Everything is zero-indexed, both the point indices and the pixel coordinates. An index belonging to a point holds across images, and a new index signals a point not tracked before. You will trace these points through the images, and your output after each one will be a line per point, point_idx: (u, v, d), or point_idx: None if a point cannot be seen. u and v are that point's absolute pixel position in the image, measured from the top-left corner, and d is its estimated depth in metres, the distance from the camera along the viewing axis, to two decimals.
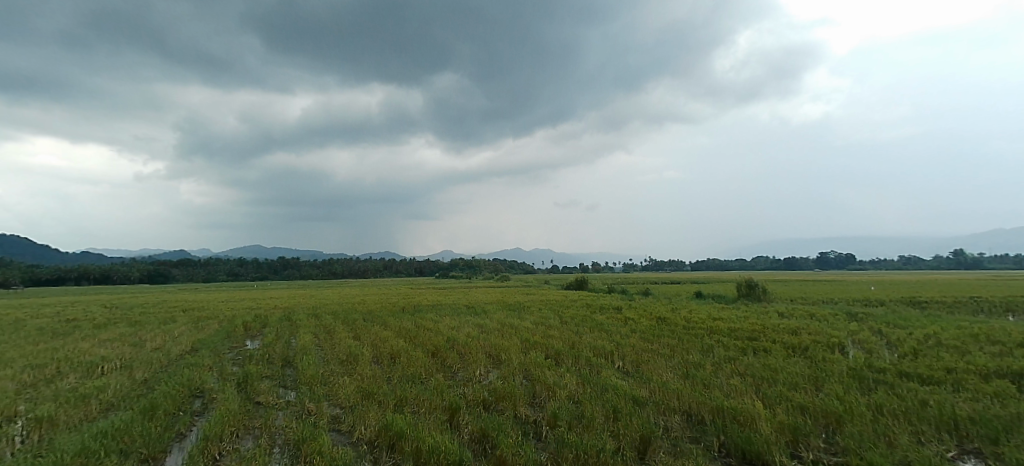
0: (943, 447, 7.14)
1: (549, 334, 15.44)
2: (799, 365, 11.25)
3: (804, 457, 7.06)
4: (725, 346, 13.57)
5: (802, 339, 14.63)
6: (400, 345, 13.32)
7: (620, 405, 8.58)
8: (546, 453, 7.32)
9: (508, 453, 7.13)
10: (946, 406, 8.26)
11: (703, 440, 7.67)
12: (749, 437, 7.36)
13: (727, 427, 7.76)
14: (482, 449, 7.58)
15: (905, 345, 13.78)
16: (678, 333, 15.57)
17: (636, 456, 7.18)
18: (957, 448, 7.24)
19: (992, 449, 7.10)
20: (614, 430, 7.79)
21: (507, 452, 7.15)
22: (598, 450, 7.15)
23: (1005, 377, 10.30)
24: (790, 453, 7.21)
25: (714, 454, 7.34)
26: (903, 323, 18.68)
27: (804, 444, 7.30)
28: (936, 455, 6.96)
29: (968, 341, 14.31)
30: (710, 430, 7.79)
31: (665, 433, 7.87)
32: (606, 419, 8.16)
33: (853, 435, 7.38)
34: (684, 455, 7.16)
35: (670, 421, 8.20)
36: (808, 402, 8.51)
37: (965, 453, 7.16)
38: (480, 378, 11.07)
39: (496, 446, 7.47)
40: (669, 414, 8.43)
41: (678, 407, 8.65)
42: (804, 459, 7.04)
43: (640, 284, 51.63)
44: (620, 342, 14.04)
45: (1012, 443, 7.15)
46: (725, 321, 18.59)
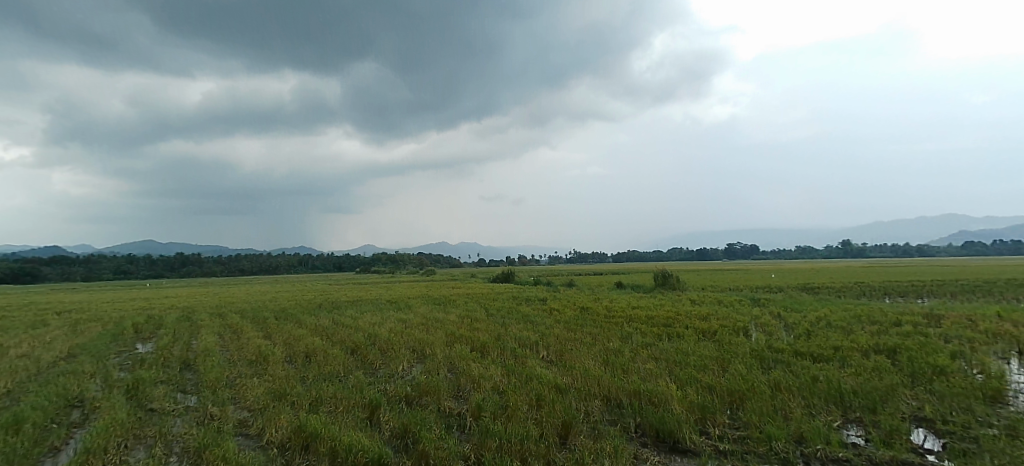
0: (830, 418, 7.83)
1: (474, 327, 15.46)
2: (709, 348, 11.96)
3: (711, 433, 7.51)
4: (642, 332, 14.19)
5: (712, 324, 15.57)
6: (316, 343, 12.80)
7: (544, 393, 8.73)
8: (470, 444, 7.31)
9: (431, 447, 7.04)
10: (833, 381, 9.09)
11: (621, 422, 7.97)
12: (663, 417, 7.72)
13: (643, 409, 8.11)
14: (404, 444, 7.45)
15: (800, 327, 15.05)
16: (599, 322, 16.08)
17: (558, 441, 7.30)
18: (843, 418, 7.97)
19: (870, 417, 7.88)
20: (537, 418, 7.89)
21: (429, 446, 7.06)
22: (521, 438, 7.22)
23: (882, 354, 11.51)
24: (700, 430, 7.64)
25: (631, 435, 7.63)
26: (800, 307, 20.41)
27: (712, 421, 7.77)
28: (825, 425, 7.62)
29: (853, 322, 15.85)
30: (627, 413, 8.11)
31: (586, 417, 8.10)
32: (530, 408, 8.27)
33: (754, 410, 7.96)
34: (602, 438, 7.38)
35: (590, 405, 8.46)
36: (716, 382, 9.07)
37: (849, 422, 7.90)
38: (403, 373, 10.89)
39: (417, 441, 7.36)
40: (590, 399, 8.69)
41: (598, 391, 8.93)
42: (711, 435, 7.48)
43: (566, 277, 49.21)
44: (545, 332, 14.26)
45: (887, 411, 7.97)
46: (643, 309, 19.45)
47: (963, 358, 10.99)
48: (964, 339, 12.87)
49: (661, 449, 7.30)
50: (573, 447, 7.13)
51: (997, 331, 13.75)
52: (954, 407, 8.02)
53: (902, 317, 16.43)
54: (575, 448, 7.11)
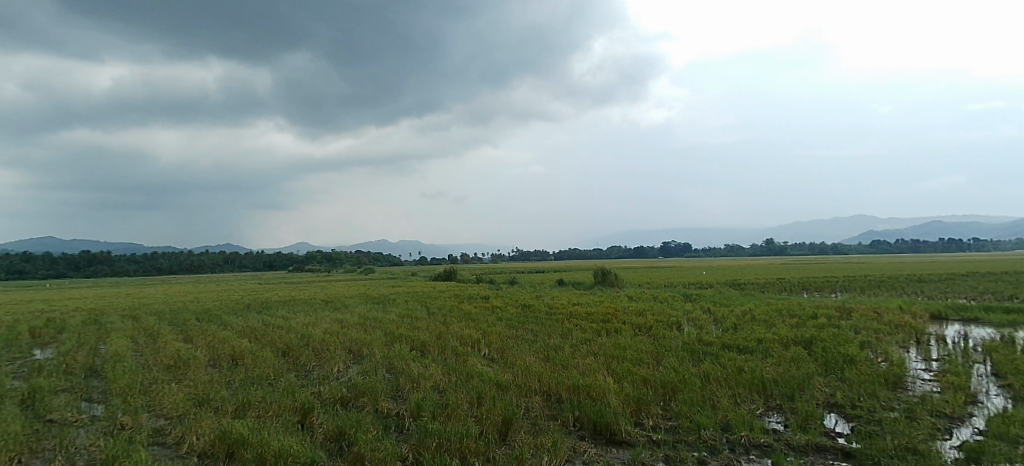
0: (754, 406, 8.26)
1: (414, 326, 15.22)
2: (644, 342, 12.35)
3: (645, 424, 7.74)
4: (582, 329, 14.48)
5: (647, 319, 16.10)
6: (243, 345, 12.21)
7: (484, 391, 8.71)
8: (408, 444, 7.17)
9: (366, 449, 6.85)
10: (757, 371, 9.60)
11: (560, 417, 8.06)
12: (600, 410, 7.87)
13: (581, 403, 8.25)
14: (338, 447, 7.23)
15: (728, 320, 15.85)
16: (540, 319, 16.27)
17: (497, 438, 7.27)
18: (765, 406, 8.44)
19: (789, 404, 8.38)
20: (477, 416, 7.84)
21: (365, 448, 6.88)
22: (459, 436, 7.12)
23: (800, 344, 12.30)
24: (634, 422, 7.86)
25: (570, 429, 7.75)
26: (728, 302, 21.45)
27: (646, 413, 8.01)
28: (749, 412, 8.03)
29: (776, 316, 16.80)
30: (566, 407, 8.22)
31: (525, 413, 8.13)
32: (470, 406, 8.21)
33: (685, 400, 8.27)
34: (541, 433, 7.42)
35: (530, 401, 8.52)
36: (650, 375, 9.36)
37: (770, 410, 8.38)
38: (339, 374, 10.58)
39: (353, 443, 7.17)
40: (530, 395, 8.76)
41: (539, 387, 9.02)
42: (645, 426, 7.71)
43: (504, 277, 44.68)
44: (486, 330, 14.26)
45: (803, 398, 8.50)
46: (582, 305, 19.86)
47: (870, 348, 11.89)
48: (872, 330, 13.94)
49: (598, 442, 7.42)
50: (513, 444, 7.11)
51: (899, 322, 15.04)
52: (861, 393, 8.68)
53: (819, 310, 17.64)
54: (514, 444, 7.10)
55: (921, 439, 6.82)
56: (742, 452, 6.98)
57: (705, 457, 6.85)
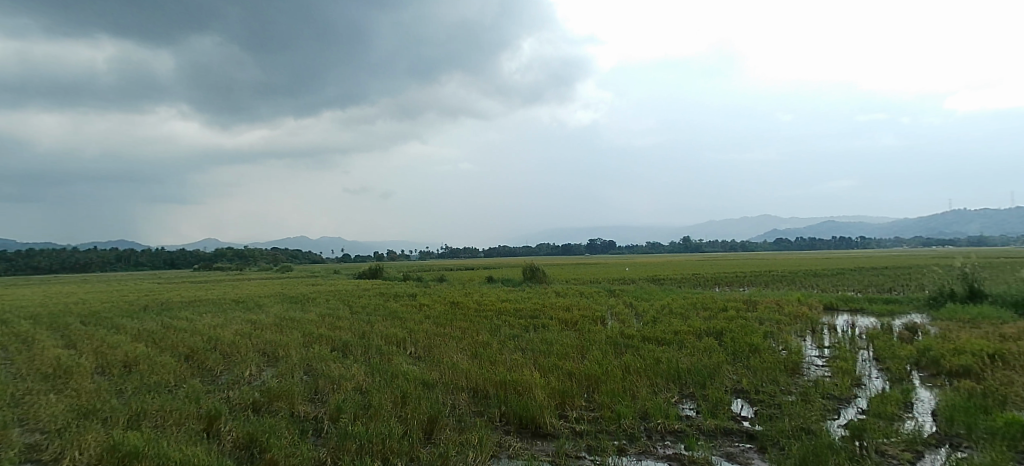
0: (670, 395, 8.60)
1: (335, 326, 14.64)
2: (570, 337, 12.56)
3: (569, 416, 7.82)
4: (510, 325, 14.53)
5: (573, 314, 16.44)
6: (139, 351, 11.20)
7: (409, 390, 8.45)
8: (326, 448, 6.77)
9: (280, 454, 6.44)
10: (673, 362, 10.02)
11: (486, 413, 7.98)
12: (526, 404, 7.83)
13: (508, 398, 8.20)
14: (249, 455, 6.75)
15: (648, 314, 16.51)
16: (468, 316, 16.17)
17: (422, 437, 7.00)
18: (680, 394, 8.82)
19: (702, 391, 8.79)
20: (401, 414, 7.55)
21: (278, 454, 6.47)
22: (382, 436, 6.77)
23: (712, 336, 13.02)
24: (559, 414, 7.92)
25: (496, 424, 7.68)
26: (648, 296, 22.34)
27: (570, 405, 8.09)
28: (665, 400, 8.34)
29: (692, 309, 17.67)
30: (493, 403, 8.15)
31: (452, 411, 7.97)
32: (394, 405, 7.90)
33: (607, 391, 8.45)
34: (467, 428, 7.23)
35: (456, 399, 8.38)
36: (574, 368, 9.52)
37: (684, 397, 8.77)
38: (251, 378, 9.95)
39: (265, 450, 6.71)
40: (456, 393, 8.64)
41: (466, 385, 8.91)
42: (569, 418, 7.78)
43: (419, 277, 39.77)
44: (411, 328, 13.95)
45: (714, 385, 8.96)
46: (510, 302, 19.98)
47: (772, 337, 12.78)
48: (774, 321, 15.00)
49: (523, 436, 7.39)
50: (437, 441, 6.88)
51: (799, 313, 16.34)
52: (765, 378, 9.28)
53: (729, 303, 18.81)
54: (438, 440, 6.88)
55: (814, 419, 7.36)
56: (658, 439, 7.19)
57: (625, 445, 6.98)
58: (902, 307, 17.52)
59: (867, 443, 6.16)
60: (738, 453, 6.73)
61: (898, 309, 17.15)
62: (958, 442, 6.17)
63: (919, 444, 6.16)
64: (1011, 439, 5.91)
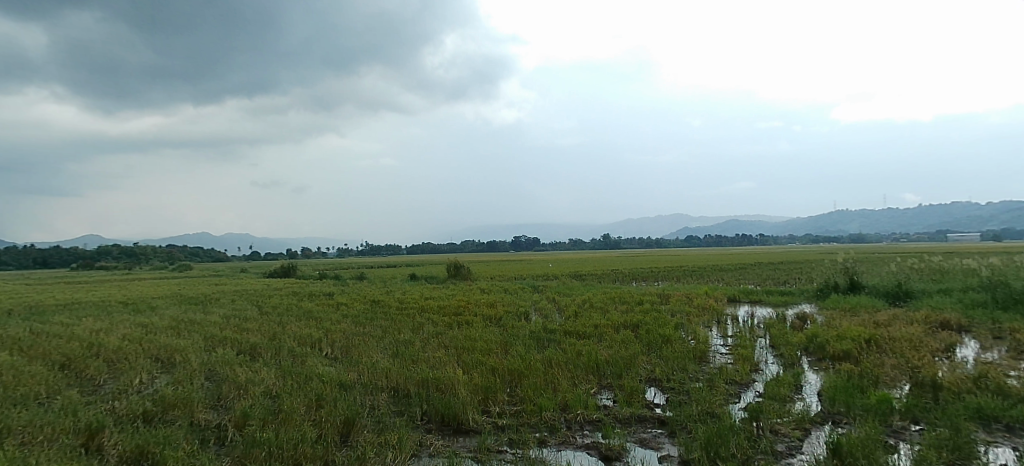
0: (590, 386, 8.78)
1: (243, 327, 13.72)
2: (494, 333, 12.55)
3: (492, 411, 7.75)
4: (433, 322, 14.30)
5: (497, 310, 16.48)
6: (3, 360, 9.87)
7: (324, 392, 8.04)
8: (231, 457, 6.28)
9: None
10: (593, 354, 10.27)
11: (407, 412, 7.76)
12: (448, 401, 7.68)
13: (429, 396, 8.01)
14: None
15: (570, 309, 16.88)
16: (389, 314, 15.73)
17: (337, 439, 6.63)
18: (599, 385, 9.04)
19: (619, 381, 9.06)
20: (314, 418, 7.14)
21: None
22: (293, 440, 6.34)
23: (630, 328, 13.51)
24: (482, 410, 7.83)
25: (417, 423, 7.47)
26: (569, 292, 22.84)
27: (493, 400, 8.03)
28: (586, 392, 8.51)
29: (611, 303, 18.25)
30: (414, 402, 7.94)
31: (370, 411, 7.66)
32: (307, 409, 7.48)
33: (529, 385, 8.50)
34: (385, 428, 6.97)
35: (375, 399, 8.08)
36: (497, 364, 9.51)
37: (602, 388, 9.01)
38: (141, 386, 9.08)
39: (157, 463, 6.11)
40: (374, 393, 8.34)
41: (386, 385, 8.63)
42: (492, 413, 7.72)
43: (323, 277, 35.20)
44: (327, 329, 13.34)
45: (630, 375, 9.27)
46: (433, 299, 19.69)
47: (683, 329, 13.45)
48: (685, 313, 15.85)
49: (445, 433, 7.23)
50: (354, 443, 6.56)
51: (708, 305, 17.38)
52: (676, 367, 9.74)
53: (645, 297, 19.65)
54: (355, 442, 6.57)
55: (719, 403, 7.81)
56: (578, 429, 7.32)
57: (546, 437, 7.03)
58: (795, 298, 19.11)
59: (763, 424, 6.60)
60: (650, 439, 7.00)
61: (791, 300, 18.71)
62: (839, 419, 6.76)
63: (807, 422, 6.69)
64: (883, 414, 6.55)
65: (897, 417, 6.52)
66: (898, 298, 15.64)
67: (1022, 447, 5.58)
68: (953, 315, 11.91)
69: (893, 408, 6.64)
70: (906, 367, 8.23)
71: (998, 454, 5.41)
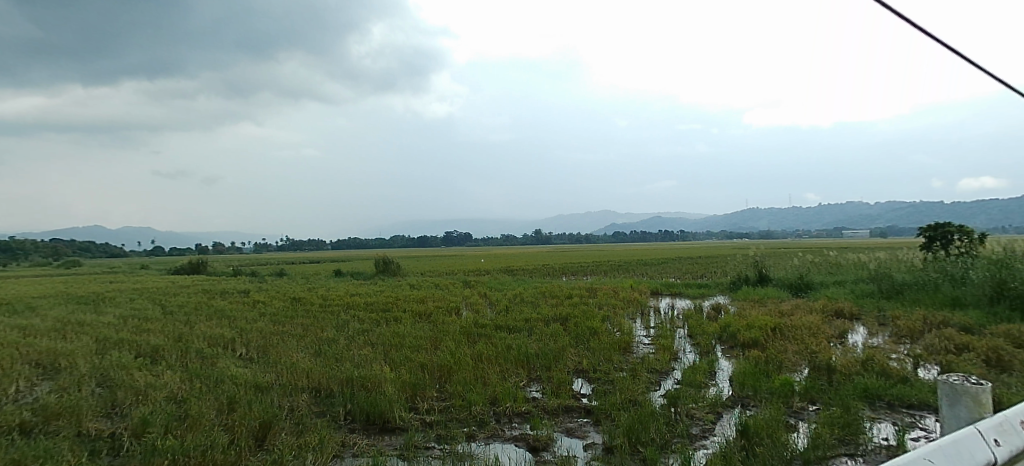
0: (518, 379, 8.88)
1: (144, 328, 12.70)
2: (423, 329, 12.39)
3: (418, 408, 7.65)
4: (359, 319, 13.92)
5: (427, 306, 16.30)
6: None
7: (238, 395, 7.62)
8: None
9: None
10: (523, 347, 10.40)
11: (329, 412, 7.50)
12: (373, 400, 7.50)
13: (354, 395, 7.80)
14: None
15: (500, 303, 16.99)
16: (311, 312, 15.15)
17: (252, 444, 6.29)
18: (527, 378, 9.15)
19: (547, 373, 9.22)
20: (226, 423, 6.74)
21: None
22: (201, 447, 5.94)
23: (558, 321, 13.78)
24: (409, 407, 7.71)
25: (340, 423, 7.24)
26: (500, 286, 22.97)
27: (421, 397, 7.93)
28: (514, 385, 8.59)
29: (541, 297, 18.53)
30: (337, 402, 7.69)
31: (289, 413, 7.34)
32: (218, 413, 7.06)
33: (457, 380, 8.47)
34: (305, 430, 6.70)
35: (296, 401, 7.76)
36: (426, 360, 9.40)
37: (531, 381, 9.14)
38: (20, 395, 8.20)
39: None
40: (295, 394, 8.01)
41: (307, 385, 8.30)
42: (418, 409, 7.62)
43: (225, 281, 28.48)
44: (242, 328, 12.65)
45: (557, 367, 9.45)
46: (360, 295, 19.19)
47: (609, 321, 13.90)
48: (611, 306, 16.41)
49: (370, 432, 7.04)
50: (270, 447, 6.26)
51: (632, 298, 18.07)
52: (602, 358, 10.05)
53: (573, 291, 20.13)
54: (272, 446, 6.27)
55: (641, 391, 8.14)
56: (506, 422, 7.38)
57: (474, 431, 7.03)
58: (711, 290, 20.28)
59: (680, 409, 6.95)
60: (576, 428, 7.18)
61: (708, 292, 19.84)
62: (747, 402, 7.23)
63: (718, 406, 7.11)
64: (785, 396, 7.09)
65: (796, 398, 7.08)
66: (800, 289, 16.96)
67: (899, 421, 6.21)
68: (847, 304, 13.07)
69: (794, 390, 7.21)
70: (806, 352, 8.95)
71: (881, 429, 5.99)
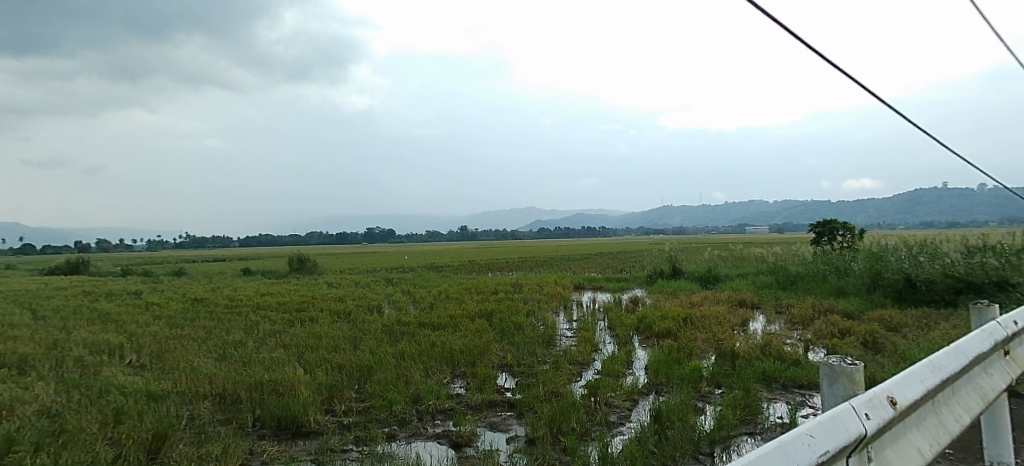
0: (442, 376, 8.80)
1: (12, 336, 11.30)
2: (342, 328, 11.97)
3: (335, 410, 7.37)
4: (271, 320, 13.21)
5: (347, 304, 15.78)
6: None
7: (128, 405, 6.98)
8: None
9: None
10: (446, 344, 10.31)
11: (236, 419, 7.06)
12: (286, 404, 7.15)
13: (264, 400, 7.39)
14: None
15: (424, 301, 16.78)
16: (216, 314, 14.17)
17: (143, 458, 5.78)
18: (452, 375, 9.09)
19: (471, 369, 9.19)
20: (112, 436, 6.15)
21: None
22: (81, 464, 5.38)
23: (483, 317, 13.81)
24: (325, 409, 7.41)
25: (248, 430, 6.83)
26: (424, 283, 22.67)
27: (338, 398, 7.65)
28: (438, 382, 8.50)
29: (466, 294, 18.46)
30: (244, 408, 7.25)
31: (189, 422, 6.83)
32: (103, 426, 6.43)
33: (378, 380, 8.26)
34: (207, 440, 6.26)
35: (196, 409, 7.22)
36: (344, 360, 9.09)
37: (455, 377, 9.07)
38: None
39: None
40: (196, 402, 7.46)
41: (211, 392, 7.77)
42: (335, 412, 7.34)
43: (116, 281, 26.60)
44: (134, 333, 11.59)
45: (481, 363, 9.45)
46: (273, 295, 18.25)
47: (533, 315, 14.12)
48: (536, 300, 16.68)
49: (282, 438, 6.69)
50: (165, 460, 5.79)
51: (555, 293, 18.45)
52: (525, 352, 10.17)
53: (498, 286, 20.25)
54: (168, 459, 5.79)
55: (562, 382, 8.32)
56: (429, 419, 7.28)
57: (395, 431, 6.89)
58: (629, 283, 21.13)
59: (599, 398, 7.17)
60: (499, 422, 7.22)
61: (626, 285, 20.66)
62: (661, 389, 7.58)
63: (634, 394, 7.41)
64: (694, 381, 7.52)
65: (704, 383, 7.52)
66: (708, 281, 18.05)
67: (792, 400, 6.77)
68: (749, 294, 14.07)
69: (702, 376, 7.65)
70: (713, 340, 9.53)
71: (776, 408, 6.51)
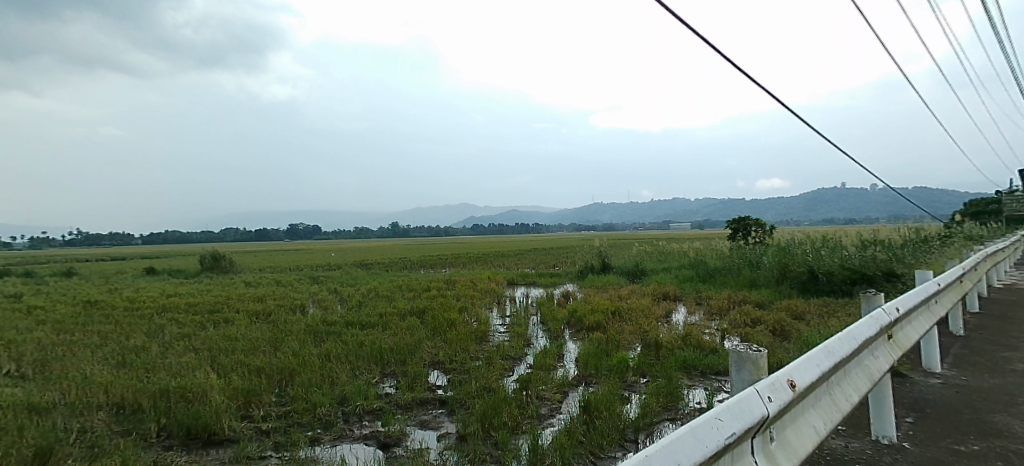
0: (371, 376, 8.56)
1: None
2: (261, 330, 11.37)
3: (253, 416, 6.98)
4: (180, 323, 12.32)
5: (267, 305, 15.01)
6: None
7: (5, 421, 6.27)
8: None
9: None
10: (376, 343, 10.04)
11: (138, 430, 6.53)
12: (196, 411, 6.70)
13: (171, 408, 6.89)
14: None
15: (352, 299, 16.26)
16: (115, 317, 13.04)
17: None
18: (381, 374, 8.87)
19: (401, 368, 9.01)
20: None
21: None
22: None
23: (414, 314, 13.58)
24: (241, 415, 7.00)
25: (152, 441, 6.33)
26: (353, 281, 22.01)
27: (257, 403, 7.26)
28: (366, 382, 8.26)
29: (397, 292, 18.08)
30: (147, 418, 6.72)
31: (81, 435, 6.24)
32: None
33: (301, 382, 7.92)
34: (101, 454, 5.74)
35: (89, 421, 6.60)
36: (264, 363, 8.65)
37: (385, 376, 8.87)
38: None
39: None
40: (89, 413, 6.83)
41: (108, 402, 7.14)
42: (253, 417, 6.96)
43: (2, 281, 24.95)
44: (14, 340, 10.43)
45: (412, 361, 9.28)
46: (184, 296, 17.05)
47: (466, 312, 14.06)
48: (469, 297, 16.59)
49: (192, 447, 6.25)
50: None
51: (487, 289, 18.46)
52: (457, 348, 10.10)
53: (430, 283, 19.99)
54: None
55: (494, 377, 8.35)
56: (356, 420, 7.07)
57: (319, 434, 6.63)
58: (560, 278, 21.52)
59: (531, 391, 7.25)
60: (430, 420, 7.13)
61: (557, 281, 21.02)
62: (590, 380, 7.77)
63: (564, 386, 7.56)
64: (621, 372, 7.76)
65: (629, 373, 7.78)
66: (635, 275, 18.72)
67: (709, 386, 7.14)
68: (672, 288, 14.72)
69: (628, 367, 7.92)
70: (638, 332, 9.88)
71: (695, 394, 6.84)
